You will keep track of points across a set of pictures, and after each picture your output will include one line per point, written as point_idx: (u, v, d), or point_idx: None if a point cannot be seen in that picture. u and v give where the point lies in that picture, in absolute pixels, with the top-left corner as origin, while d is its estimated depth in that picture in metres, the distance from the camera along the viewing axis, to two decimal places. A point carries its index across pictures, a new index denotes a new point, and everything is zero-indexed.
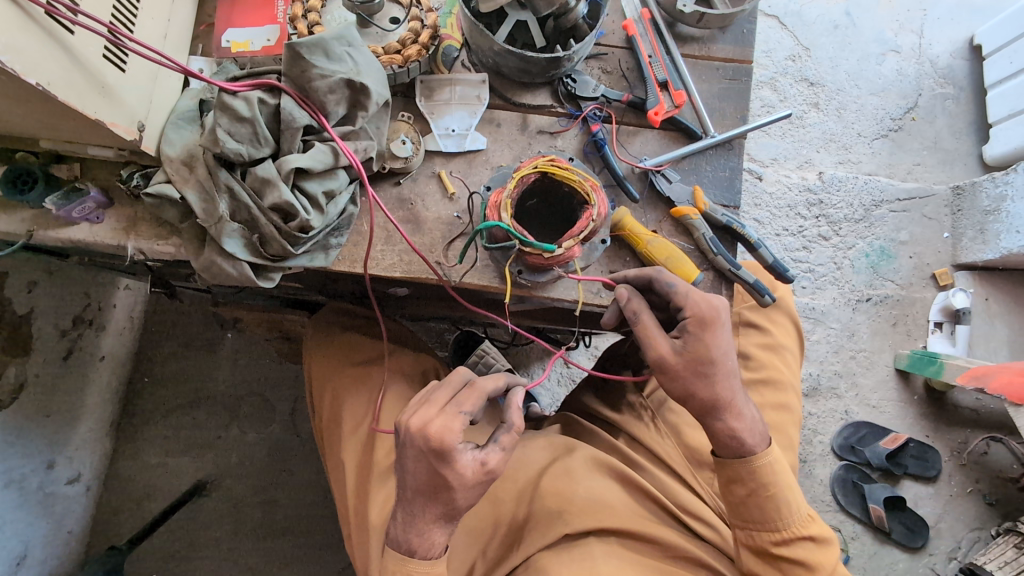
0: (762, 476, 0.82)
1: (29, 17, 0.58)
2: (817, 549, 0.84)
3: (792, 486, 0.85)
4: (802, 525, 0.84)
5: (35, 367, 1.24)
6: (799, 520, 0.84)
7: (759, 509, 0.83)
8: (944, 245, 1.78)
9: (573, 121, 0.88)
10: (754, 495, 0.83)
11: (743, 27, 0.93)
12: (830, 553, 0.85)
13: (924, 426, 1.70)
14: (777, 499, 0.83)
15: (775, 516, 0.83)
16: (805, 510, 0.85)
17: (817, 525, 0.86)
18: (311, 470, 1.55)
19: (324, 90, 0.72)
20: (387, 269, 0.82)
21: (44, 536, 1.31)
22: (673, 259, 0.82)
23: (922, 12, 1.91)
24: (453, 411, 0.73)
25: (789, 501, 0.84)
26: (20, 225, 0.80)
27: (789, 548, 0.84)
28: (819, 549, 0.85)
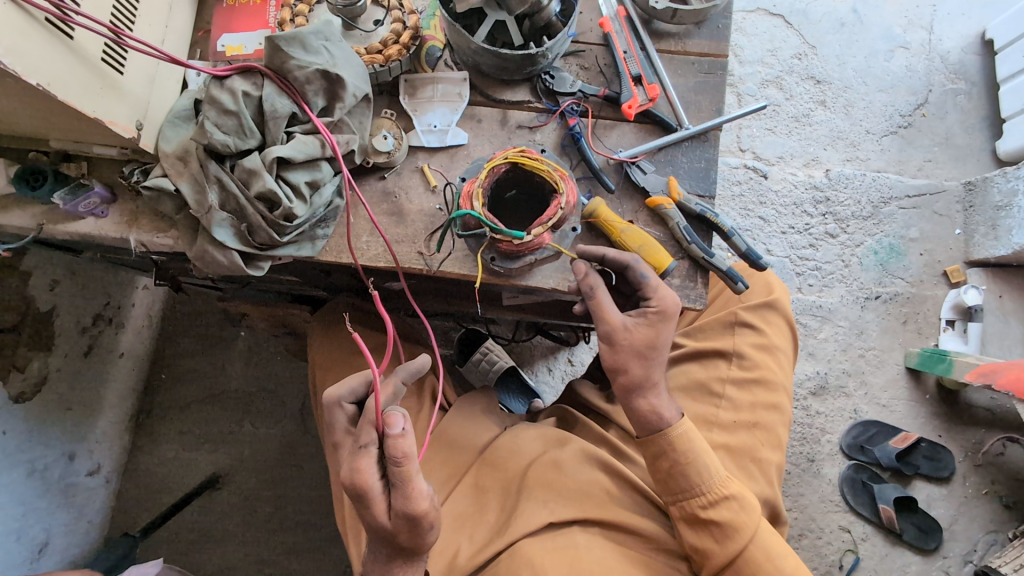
0: (679, 446, 0.86)
1: (32, 22, 0.62)
2: (739, 509, 0.87)
3: (709, 449, 0.88)
4: (722, 487, 0.87)
5: (56, 362, 1.31)
6: (718, 482, 0.87)
7: (681, 477, 0.87)
8: (956, 241, 1.75)
9: (551, 115, 0.91)
10: (675, 465, 0.87)
11: (719, 22, 0.95)
12: (754, 514, 0.87)
13: (937, 426, 1.66)
14: (704, 471, 0.86)
15: (695, 482, 0.86)
16: (725, 474, 0.88)
17: (738, 487, 0.88)
18: (320, 464, 1.59)
19: (303, 80, 0.77)
20: (372, 259, 0.86)
21: (65, 524, 1.38)
22: (647, 247, 0.83)
23: (931, 7, 1.89)
24: (362, 450, 0.76)
25: (707, 465, 0.87)
26: (31, 220, 0.86)
27: (713, 509, 0.86)
28: (742, 510, 0.87)
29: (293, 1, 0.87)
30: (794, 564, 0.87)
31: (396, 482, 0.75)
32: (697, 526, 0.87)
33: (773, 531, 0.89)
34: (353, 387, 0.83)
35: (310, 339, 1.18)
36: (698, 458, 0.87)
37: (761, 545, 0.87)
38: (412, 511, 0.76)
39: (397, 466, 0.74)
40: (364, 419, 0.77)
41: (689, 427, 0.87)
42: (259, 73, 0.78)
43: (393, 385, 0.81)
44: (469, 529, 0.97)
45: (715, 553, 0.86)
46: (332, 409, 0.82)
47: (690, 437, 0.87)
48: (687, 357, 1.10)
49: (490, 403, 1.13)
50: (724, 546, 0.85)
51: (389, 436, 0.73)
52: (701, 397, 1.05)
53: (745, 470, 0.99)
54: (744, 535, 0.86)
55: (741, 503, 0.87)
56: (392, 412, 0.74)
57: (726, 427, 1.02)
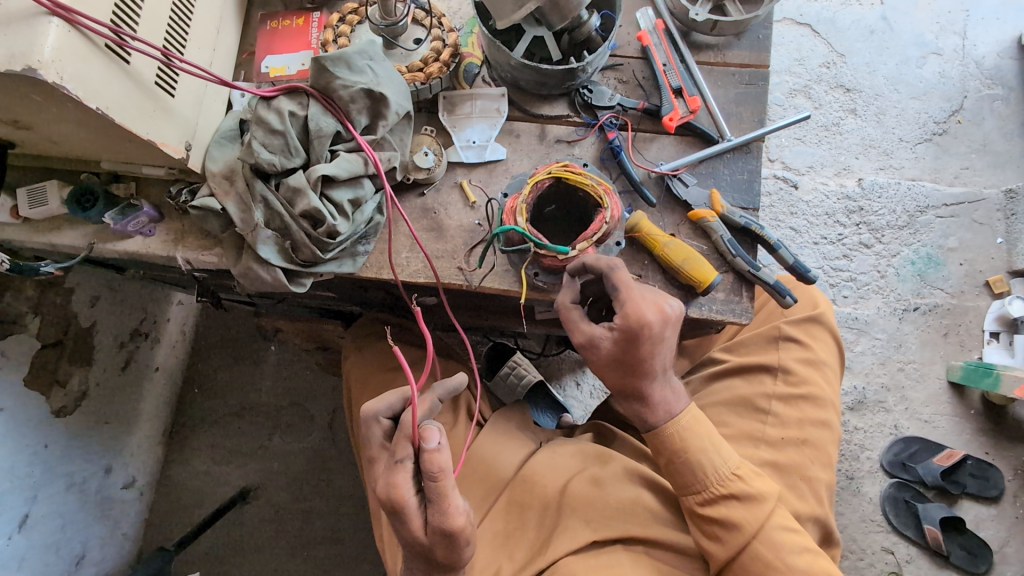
0: (675, 444, 0.83)
1: (94, 47, 0.63)
2: (741, 508, 0.82)
3: (711, 445, 0.83)
4: (723, 484, 0.83)
5: (96, 377, 1.33)
6: (719, 479, 0.83)
7: (680, 474, 0.84)
8: (998, 250, 1.69)
9: (590, 129, 0.90)
10: (673, 463, 0.84)
11: (759, 33, 0.94)
12: (761, 510, 0.83)
13: (983, 443, 1.60)
14: (702, 470, 0.83)
15: (695, 479, 0.83)
16: (729, 470, 0.83)
17: (744, 482, 0.83)
18: (348, 479, 1.59)
19: (347, 99, 0.78)
20: (412, 275, 0.86)
21: (101, 537, 1.40)
22: (690, 261, 0.82)
23: (964, 12, 1.85)
24: (399, 464, 0.76)
25: (706, 461, 0.83)
26: (83, 239, 0.88)
27: (713, 507, 0.83)
28: (744, 508, 0.83)
29: (335, 21, 0.89)
30: (810, 561, 0.81)
31: (437, 496, 0.75)
32: (699, 525, 0.85)
33: (787, 526, 0.84)
34: (391, 401, 0.82)
35: (344, 355, 1.19)
36: (695, 453, 0.83)
37: (769, 540, 0.82)
38: (447, 527, 0.75)
39: (433, 481, 0.74)
40: (400, 434, 0.75)
41: (686, 424, 0.83)
42: (304, 93, 0.79)
43: (429, 401, 0.80)
44: (511, 547, 0.96)
45: (718, 554, 0.83)
46: (369, 423, 0.82)
47: (686, 435, 0.83)
48: (730, 372, 1.07)
49: (525, 419, 1.12)
50: (725, 544, 0.83)
51: (425, 451, 0.73)
52: (746, 413, 1.03)
53: (794, 489, 0.96)
54: (747, 532, 0.82)
55: (745, 500, 0.83)
56: (428, 427, 0.75)
57: (773, 445, 0.99)
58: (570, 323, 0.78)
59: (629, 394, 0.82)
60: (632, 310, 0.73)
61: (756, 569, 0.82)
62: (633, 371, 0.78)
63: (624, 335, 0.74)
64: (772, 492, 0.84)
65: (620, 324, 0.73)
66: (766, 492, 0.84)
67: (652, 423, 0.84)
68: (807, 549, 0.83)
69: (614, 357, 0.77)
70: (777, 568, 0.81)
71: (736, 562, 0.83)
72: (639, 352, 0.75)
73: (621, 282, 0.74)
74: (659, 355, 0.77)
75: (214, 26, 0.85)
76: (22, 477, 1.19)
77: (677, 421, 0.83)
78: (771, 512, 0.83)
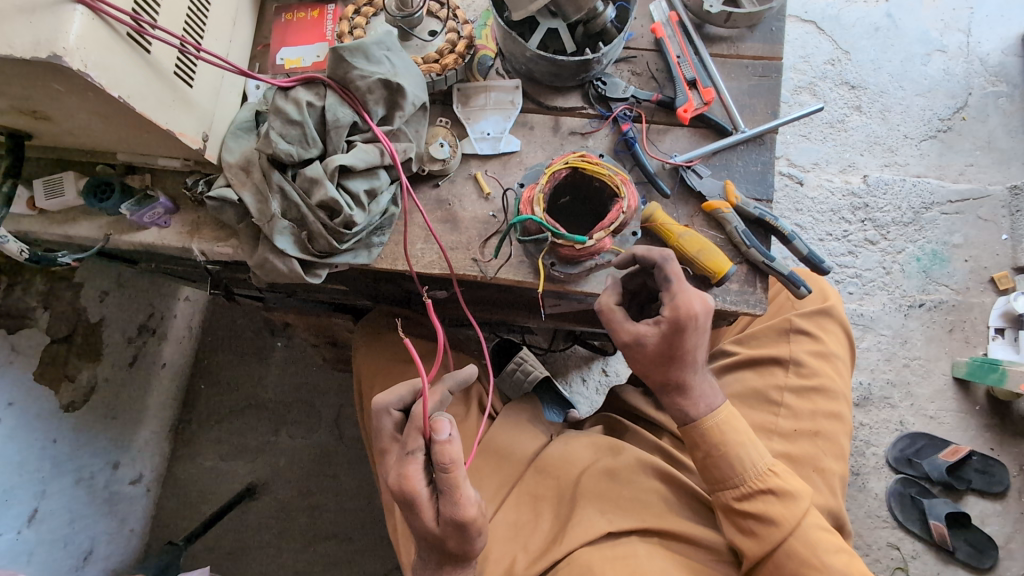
0: (713, 437, 0.84)
1: (116, 36, 0.64)
2: (778, 503, 0.82)
3: (749, 440, 0.84)
4: (761, 479, 0.83)
5: (104, 372, 1.33)
6: (757, 473, 0.83)
7: (717, 469, 0.84)
8: (1003, 247, 1.70)
9: (604, 121, 0.91)
10: (710, 457, 0.84)
11: (772, 26, 0.94)
12: (797, 506, 0.82)
13: (989, 439, 1.60)
14: (740, 466, 0.83)
15: (732, 473, 0.83)
16: (765, 464, 0.84)
17: (780, 478, 0.84)
18: (354, 474, 1.59)
19: (365, 89, 0.79)
20: (427, 267, 0.86)
21: (108, 532, 1.40)
22: (706, 252, 0.82)
23: (968, 10, 1.86)
24: (410, 457, 0.76)
25: (745, 456, 0.84)
26: (99, 230, 0.89)
27: (750, 502, 0.83)
28: (780, 504, 0.82)
29: (350, 13, 0.89)
30: (845, 560, 0.81)
31: (450, 488, 0.75)
32: (733, 520, 0.85)
33: (820, 523, 0.84)
34: (400, 394, 0.82)
35: (354, 348, 1.19)
36: (736, 447, 0.83)
37: (805, 538, 0.82)
38: (460, 518, 0.75)
39: (445, 473, 0.74)
40: (410, 426, 0.76)
41: (725, 417, 0.84)
42: (321, 83, 0.79)
43: (439, 392, 0.81)
44: (524, 539, 0.95)
45: (752, 549, 0.83)
46: (379, 415, 0.82)
47: (726, 428, 0.83)
48: (741, 364, 1.07)
49: (536, 412, 1.12)
50: (761, 540, 0.82)
51: (436, 443, 0.73)
52: (758, 405, 1.03)
53: (808, 481, 0.96)
54: (784, 528, 0.81)
55: (782, 496, 0.83)
56: (439, 418, 0.74)
57: (786, 436, 0.99)
58: (614, 323, 0.80)
59: (670, 388, 0.83)
60: (683, 302, 0.75)
61: (791, 565, 0.81)
62: (675, 362, 0.80)
63: (671, 327, 0.76)
64: (806, 489, 0.84)
65: (667, 315, 0.76)
66: (803, 489, 0.84)
67: (690, 416, 0.84)
68: (842, 547, 0.83)
69: (658, 348, 0.79)
70: (813, 566, 0.80)
71: (771, 557, 0.83)
72: (684, 345, 0.78)
73: (672, 273, 0.76)
74: (700, 345, 0.79)
75: (230, 18, 0.85)
76: (30, 472, 1.19)
77: (716, 414, 0.84)
78: (807, 509, 0.83)
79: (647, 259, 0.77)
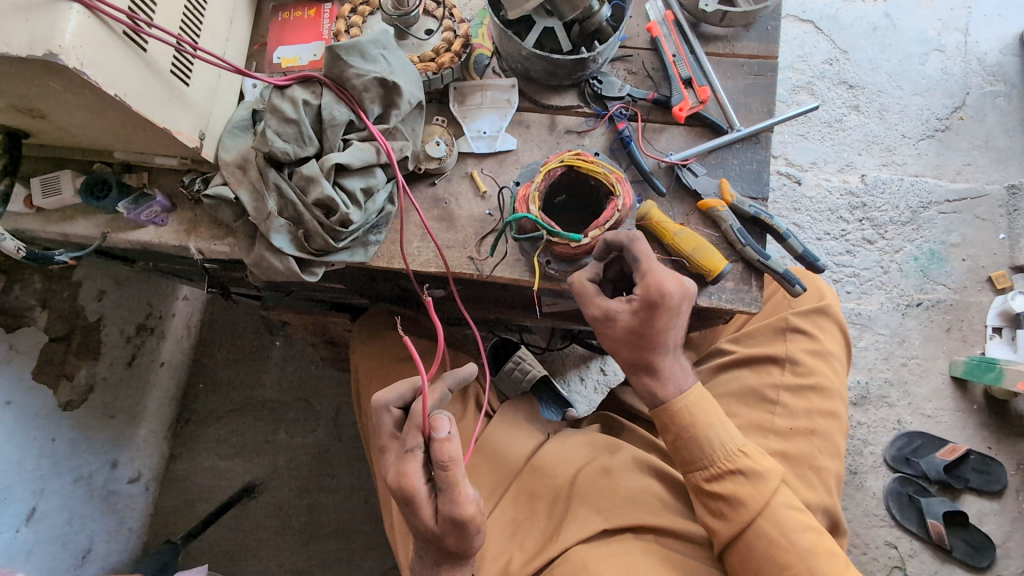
0: (683, 419, 0.83)
1: (112, 35, 0.64)
2: (747, 484, 0.82)
3: (717, 422, 0.84)
4: (728, 460, 0.83)
5: (103, 371, 1.34)
6: (726, 454, 0.83)
7: (687, 450, 0.84)
8: (1000, 246, 1.70)
9: (600, 120, 0.91)
10: (680, 439, 0.84)
11: (768, 25, 0.94)
12: (765, 486, 0.83)
13: (986, 438, 1.60)
14: (707, 445, 0.83)
15: (701, 454, 0.83)
16: (734, 445, 0.84)
17: (750, 459, 0.84)
18: (353, 474, 1.60)
19: (361, 88, 0.79)
20: (423, 265, 0.86)
21: (107, 531, 1.40)
22: (701, 250, 0.82)
23: (967, 10, 1.86)
24: (409, 453, 0.77)
25: (713, 437, 0.83)
26: (96, 229, 0.89)
27: (719, 484, 0.83)
28: (750, 484, 0.83)
29: (347, 12, 0.89)
30: (813, 539, 0.82)
31: (447, 485, 0.75)
32: (702, 501, 0.85)
33: (789, 503, 0.84)
34: (400, 391, 0.82)
35: (351, 347, 1.19)
36: (703, 427, 0.83)
37: (773, 518, 0.82)
38: (458, 516, 0.75)
39: (444, 470, 0.75)
40: (410, 423, 0.77)
41: (694, 400, 0.83)
42: (318, 83, 0.80)
43: (439, 391, 0.82)
44: (521, 537, 0.96)
45: (722, 531, 0.83)
46: (379, 412, 0.82)
47: (694, 410, 0.83)
48: (737, 363, 1.08)
49: (533, 410, 1.13)
50: (729, 520, 0.82)
51: (436, 441, 0.74)
52: (755, 404, 1.03)
53: (804, 478, 0.97)
54: (752, 509, 0.82)
55: (751, 477, 0.83)
56: (440, 416, 0.75)
57: (782, 435, 0.99)
58: (584, 297, 0.78)
59: (641, 368, 0.82)
60: (653, 280, 0.74)
61: (760, 546, 0.81)
62: (646, 343, 0.78)
63: (643, 306, 0.75)
64: (776, 470, 0.84)
65: (640, 293, 0.74)
66: (772, 470, 0.84)
67: (662, 400, 0.84)
68: (810, 526, 0.83)
69: (628, 327, 0.77)
70: (780, 545, 0.81)
71: (743, 538, 0.83)
72: (656, 324, 0.76)
73: (641, 252, 0.74)
74: (672, 327, 0.78)
75: (227, 16, 0.85)
76: (28, 470, 1.19)
77: (685, 396, 0.83)
78: (776, 489, 0.83)
79: (613, 241, 0.74)
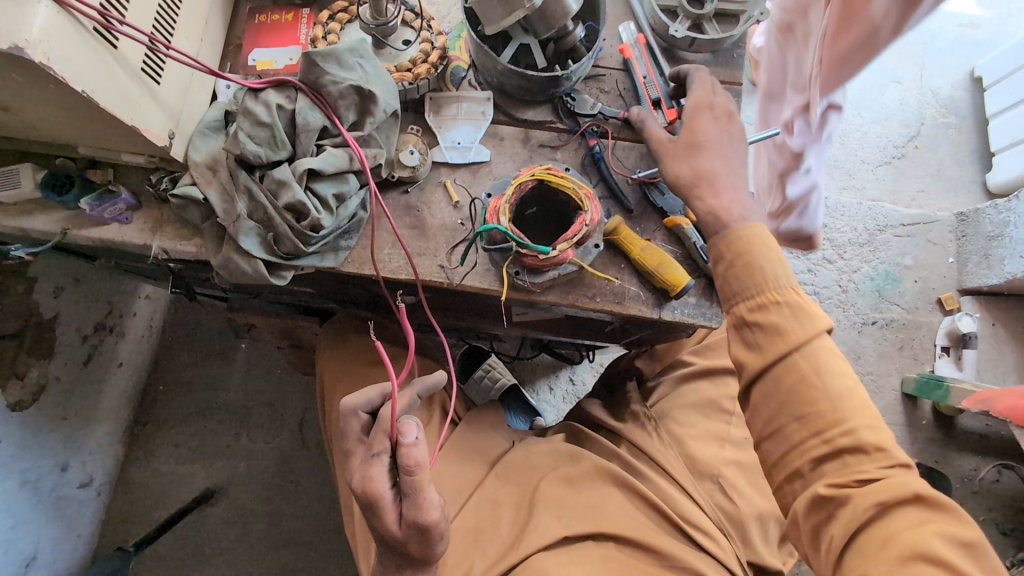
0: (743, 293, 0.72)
1: (82, 30, 0.63)
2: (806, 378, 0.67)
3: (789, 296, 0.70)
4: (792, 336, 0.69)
5: (56, 369, 1.29)
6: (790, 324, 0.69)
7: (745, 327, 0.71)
8: (949, 269, 1.79)
9: (572, 136, 0.94)
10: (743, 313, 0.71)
11: (734, 52, 0.99)
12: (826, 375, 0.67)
13: (933, 452, 1.68)
14: (813, 404, 0.67)
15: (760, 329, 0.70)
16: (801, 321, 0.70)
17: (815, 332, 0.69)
18: (318, 480, 1.57)
19: (336, 95, 0.80)
20: (394, 272, 0.86)
21: (54, 538, 1.35)
22: (665, 266, 0.85)
23: (922, 45, 1.97)
24: (374, 459, 0.77)
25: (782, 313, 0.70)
26: (56, 224, 0.87)
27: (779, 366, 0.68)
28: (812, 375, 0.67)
29: (325, 19, 0.90)
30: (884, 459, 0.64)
31: (411, 491, 0.75)
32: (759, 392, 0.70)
33: (955, 535, 0.59)
34: (369, 397, 0.81)
35: (318, 352, 1.18)
36: (829, 378, 0.67)
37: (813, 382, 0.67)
38: (423, 521, 0.76)
39: (408, 476, 0.74)
40: (377, 429, 0.77)
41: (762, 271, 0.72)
42: (293, 87, 0.80)
43: (407, 397, 0.81)
44: (482, 545, 0.94)
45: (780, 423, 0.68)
46: (347, 417, 0.81)
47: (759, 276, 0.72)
48: (699, 374, 1.12)
49: (498, 418, 1.13)
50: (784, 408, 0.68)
51: (401, 446, 0.73)
52: (712, 414, 1.08)
53: (755, 483, 1.01)
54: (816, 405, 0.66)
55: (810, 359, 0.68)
56: (406, 421, 0.74)
57: (737, 442, 1.03)
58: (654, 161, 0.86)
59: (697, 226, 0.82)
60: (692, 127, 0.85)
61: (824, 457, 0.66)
62: (704, 181, 0.82)
63: (687, 148, 0.84)
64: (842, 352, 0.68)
65: (681, 138, 0.84)
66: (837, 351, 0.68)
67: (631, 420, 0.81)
68: (934, 567, 0.57)
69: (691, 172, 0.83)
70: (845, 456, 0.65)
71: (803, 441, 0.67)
72: (707, 162, 0.83)
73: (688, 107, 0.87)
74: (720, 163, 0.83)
75: (202, 17, 0.85)
76: None
77: (812, 338, 0.68)
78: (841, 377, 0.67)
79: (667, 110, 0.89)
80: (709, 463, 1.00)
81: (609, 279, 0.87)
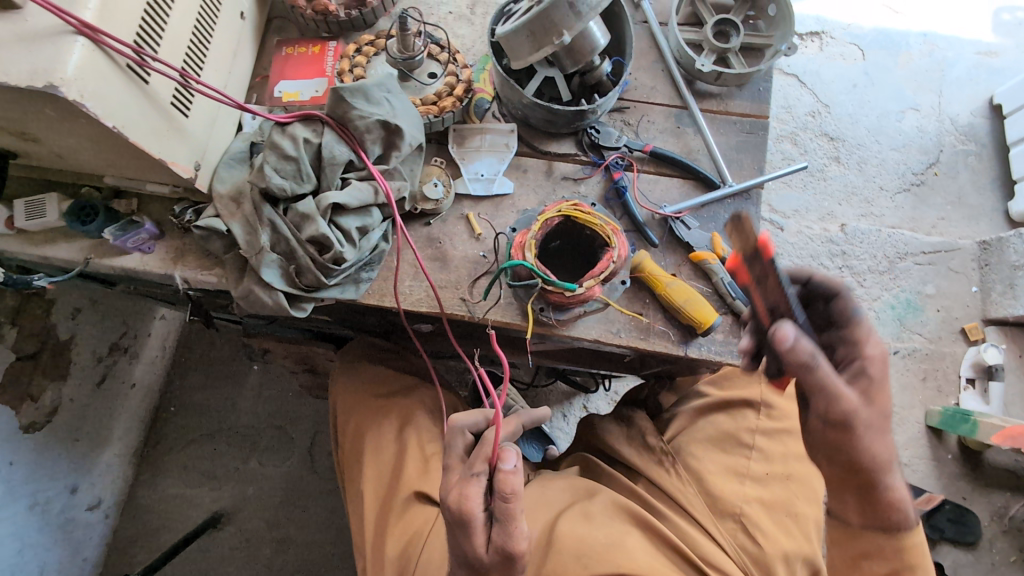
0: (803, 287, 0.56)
1: (115, 67, 0.63)
2: None
3: None
4: None
5: (70, 391, 1.28)
6: None
7: None
8: (973, 299, 1.75)
9: (596, 168, 0.93)
10: None
11: (760, 85, 0.98)
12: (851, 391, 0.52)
13: (961, 488, 1.62)
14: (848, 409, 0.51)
15: None
16: None
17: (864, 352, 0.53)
18: (326, 506, 1.54)
19: (363, 129, 0.79)
20: (414, 304, 0.85)
21: (58, 562, 1.32)
22: (693, 301, 0.83)
23: (940, 73, 1.96)
24: (473, 477, 0.70)
25: None
26: (79, 253, 0.86)
27: None
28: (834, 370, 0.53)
29: (351, 52, 0.90)
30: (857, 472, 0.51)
31: (504, 515, 0.68)
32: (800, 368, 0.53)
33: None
34: (478, 418, 0.78)
35: (331, 379, 1.16)
36: None
37: None
38: (511, 550, 0.67)
39: (503, 502, 0.67)
40: (479, 449, 0.72)
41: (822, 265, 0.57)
42: (319, 121, 0.80)
43: (514, 425, 0.79)
44: None
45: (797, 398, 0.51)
46: (453, 434, 0.77)
47: None
48: (715, 407, 1.09)
49: None
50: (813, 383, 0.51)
51: (498, 471, 0.68)
52: (730, 449, 1.03)
53: (784, 526, 0.95)
54: None
55: None
56: (507, 446, 0.70)
57: (760, 481, 0.99)
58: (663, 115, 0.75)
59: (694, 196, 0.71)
60: None
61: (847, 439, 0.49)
62: None
63: None
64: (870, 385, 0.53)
65: None
66: None
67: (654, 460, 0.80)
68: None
69: None
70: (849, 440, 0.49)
71: None
72: None
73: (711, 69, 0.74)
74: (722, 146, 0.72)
75: (230, 50, 0.86)
76: None
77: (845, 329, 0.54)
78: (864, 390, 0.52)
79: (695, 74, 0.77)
80: (731, 501, 0.96)
81: (634, 316, 0.86)
